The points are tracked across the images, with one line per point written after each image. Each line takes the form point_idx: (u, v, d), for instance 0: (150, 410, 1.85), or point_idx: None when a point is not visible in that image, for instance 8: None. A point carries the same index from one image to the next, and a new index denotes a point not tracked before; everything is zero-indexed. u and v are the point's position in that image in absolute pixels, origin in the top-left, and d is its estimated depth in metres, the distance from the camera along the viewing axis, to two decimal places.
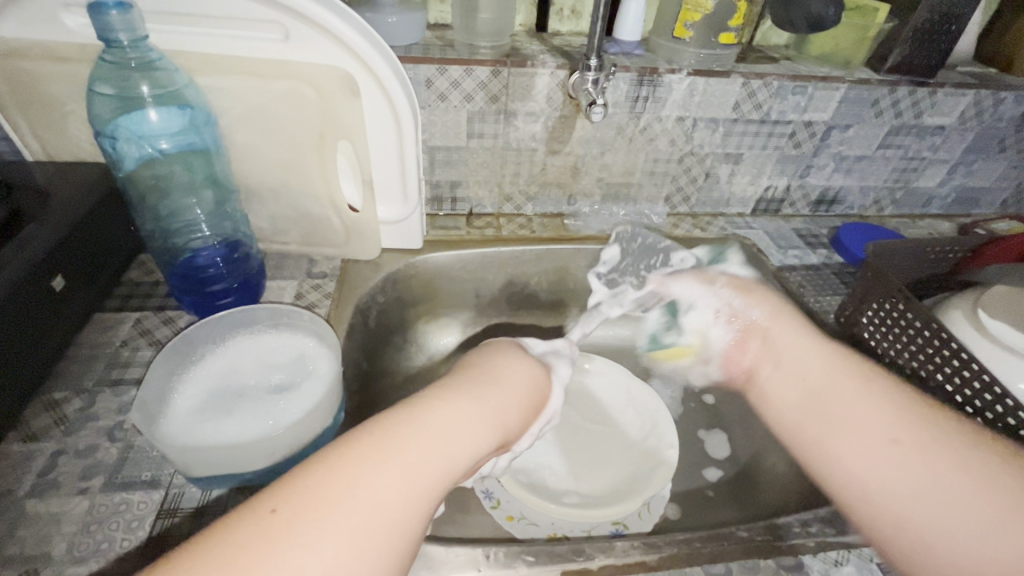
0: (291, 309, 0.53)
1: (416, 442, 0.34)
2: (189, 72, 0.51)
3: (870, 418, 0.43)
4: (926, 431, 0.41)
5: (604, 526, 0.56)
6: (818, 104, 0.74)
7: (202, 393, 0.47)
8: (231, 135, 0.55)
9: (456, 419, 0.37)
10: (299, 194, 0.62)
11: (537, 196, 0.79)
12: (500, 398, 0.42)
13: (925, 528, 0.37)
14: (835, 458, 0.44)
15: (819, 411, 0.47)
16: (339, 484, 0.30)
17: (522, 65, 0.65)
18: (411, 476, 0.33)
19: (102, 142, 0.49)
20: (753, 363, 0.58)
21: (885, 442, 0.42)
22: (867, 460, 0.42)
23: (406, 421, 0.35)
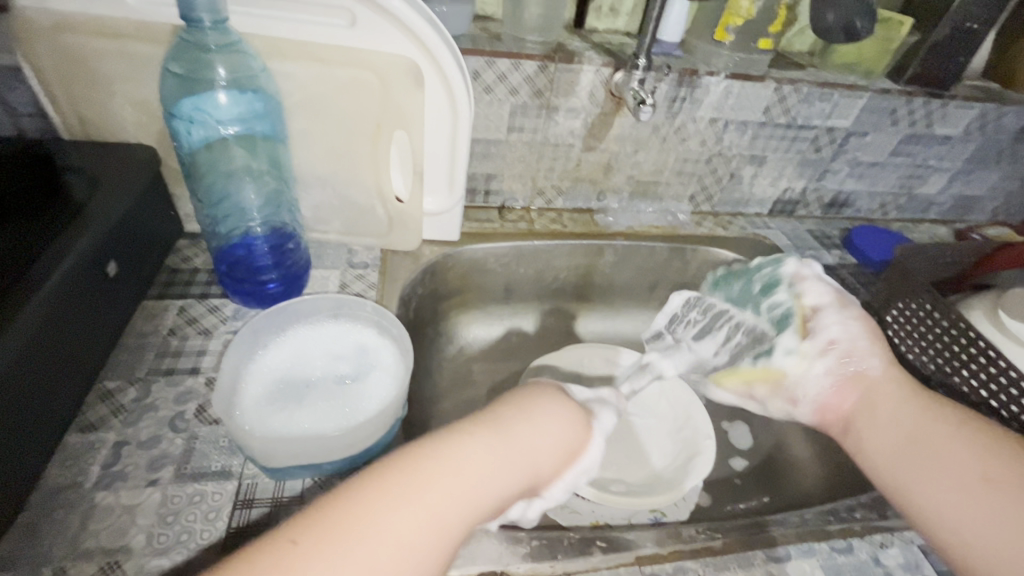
0: (353, 301, 0.53)
1: (406, 498, 0.31)
2: (262, 56, 0.50)
3: (969, 457, 0.42)
4: (1018, 481, 0.40)
5: (643, 513, 0.58)
6: (841, 111, 0.77)
7: (271, 383, 0.46)
8: (287, 121, 0.54)
9: (449, 468, 0.33)
10: (348, 182, 0.61)
11: (568, 191, 0.80)
12: (513, 451, 0.36)
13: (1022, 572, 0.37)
14: (923, 499, 0.42)
15: (906, 464, 0.44)
16: (316, 547, 0.28)
17: (569, 61, 0.66)
18: (398, 542, 0.29)
19: (167, 123, 0.48)
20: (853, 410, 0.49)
21: (980, 486, 0.40)
22: (962, 505, 0.40)
23: (402, 473, 0.32)
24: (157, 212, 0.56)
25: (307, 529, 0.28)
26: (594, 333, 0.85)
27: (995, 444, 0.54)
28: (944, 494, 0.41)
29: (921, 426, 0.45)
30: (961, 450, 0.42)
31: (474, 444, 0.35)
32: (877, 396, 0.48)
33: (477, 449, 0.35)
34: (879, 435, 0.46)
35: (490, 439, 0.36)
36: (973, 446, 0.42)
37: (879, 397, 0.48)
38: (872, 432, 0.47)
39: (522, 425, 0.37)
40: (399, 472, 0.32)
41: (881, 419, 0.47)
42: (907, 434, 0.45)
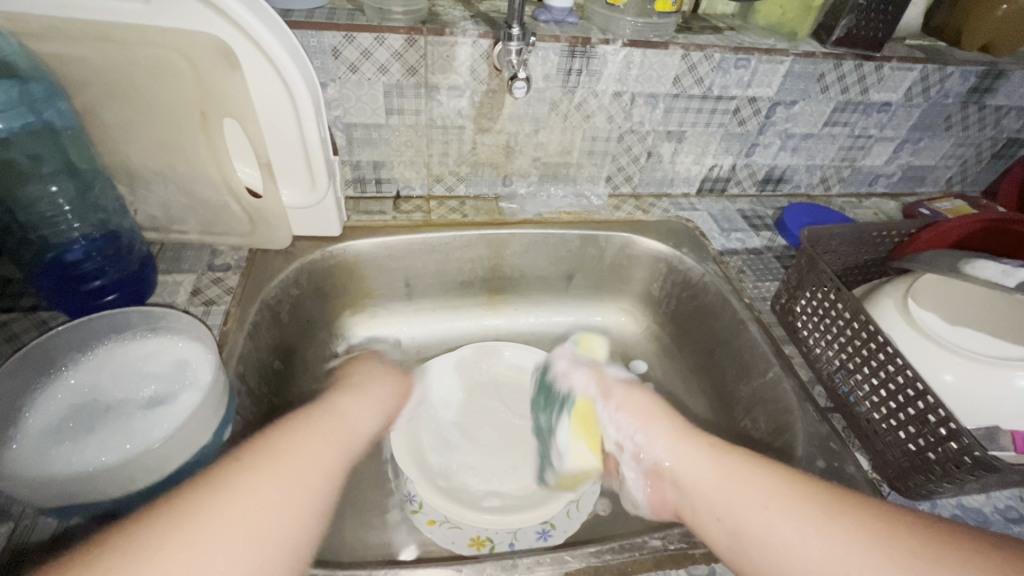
0: (169, 312, 0.47)
1: (279, 478, 0.39)
2: (20, 37, 0.43)
3: (771, 490, 0.41)
4: (830, 512, 0.38)
5: (531, 528, 0.55)
6: (761, 79, 0.70)
7: (59, 413, 0.41)
8: (95, 111, 0.49)
9: (310, 451, 0.43)
10: (189, 178, 0.55)
11: (469, 176, 0.74)
12: (342, 431, 0.48)
13: None
14: (755, 539, 0.40)
15: (733, 496, 0.43)
16: (209, 524, 0.33)
17: (440, 33, 0.59)
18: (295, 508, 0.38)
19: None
20: (673, 494, 0.48)
21: (812, 519, 0.38)
22: (791, 544, 0.38)
23: (271, 463, 0.40)
24: None
25: (183, 508, 0.34)
26: (508, 328, 0.80)
27: (893, 447, 0.49)
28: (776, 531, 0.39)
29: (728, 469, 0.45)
30: (781, 489, 0.41)
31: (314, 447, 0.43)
32: (664, 433, 0.51)
33: (316, 443, 0.44)
34: (695, 487, 0.46)
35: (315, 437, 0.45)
36: (784, 486, 0.41)
37: (679, 451, 0.49)
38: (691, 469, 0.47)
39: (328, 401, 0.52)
40: (269, 465, 0.39)
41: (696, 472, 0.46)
42: (718, 472, 0.45)
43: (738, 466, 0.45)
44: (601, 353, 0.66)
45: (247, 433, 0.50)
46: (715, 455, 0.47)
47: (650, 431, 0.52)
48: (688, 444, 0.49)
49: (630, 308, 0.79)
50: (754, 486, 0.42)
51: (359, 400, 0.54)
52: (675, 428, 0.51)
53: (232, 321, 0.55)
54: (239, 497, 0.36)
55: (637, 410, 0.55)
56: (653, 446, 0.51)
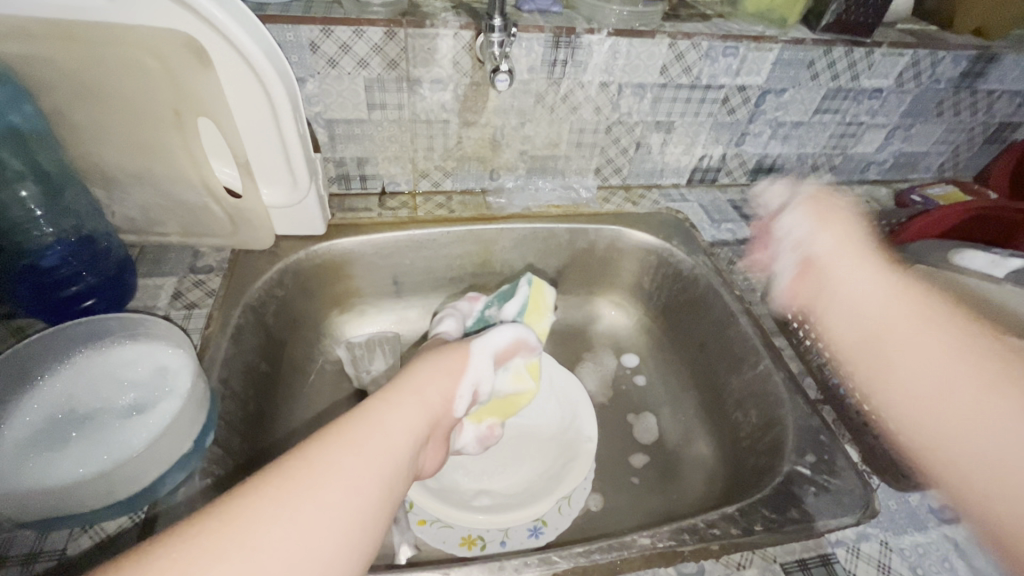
0: (146, 317, 0.47)
1: (346, 457, 0.37)
2: None
3: (954, 342, 0.49)
4: (1001, 363, 0.47)
5: (522, 526, 0.55)
6: (750, 67, 0.69)
7: (35, 423, 0.41)
8: (64, 112, 0.47)
9: (353, 450, 0.37)
10: (166, 180, 0.54)
11: (455, 171, 0.73)
12: (401, 417, 0.42)
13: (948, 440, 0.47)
14: (903, 382, 0.51)
15: (902, 308, 0.54)
16: (234, 537, 0.30)
17: (420, 26, 0.58)
18: (333, 513, 0.33)
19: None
20: (818, 291, 0.60)
21: (958, 347, 0.49)
22: (926, 375, 0.50)
23: (303, 468, 0.35)
24: None
25: (232, 515, 0.31)
26: None
27: None
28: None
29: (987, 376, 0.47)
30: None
31: (358, 448, 0.37)
32: (838, 233, 0.63)
33: (364, 442, 0.38)
34: (854, 284, 0.58)
35: (364, 439, 0.39)
36: (948, 319, 0.51)
37: (858, 269, 0.59)
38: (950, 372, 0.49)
39: (429, 374, 0.48)
40: (300, 471, 0.35)
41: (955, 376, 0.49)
42: (884, 287, 0.56)
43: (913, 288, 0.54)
44: (544, 305, 0.68)
45: (231, 438, 0.50)
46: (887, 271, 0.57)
47: (826, 231, 0.63)
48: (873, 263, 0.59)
49: (621, 302, 0.79)
50: (916, 304, 0.53)
51: (452, 370, 0.50)
52: (859, 249, 0.61)
53: (214, 325, 0.54)
54: (262, 508, 0.32)
55: (844, 318, 0.58)
56: (818, 240, 0.63)
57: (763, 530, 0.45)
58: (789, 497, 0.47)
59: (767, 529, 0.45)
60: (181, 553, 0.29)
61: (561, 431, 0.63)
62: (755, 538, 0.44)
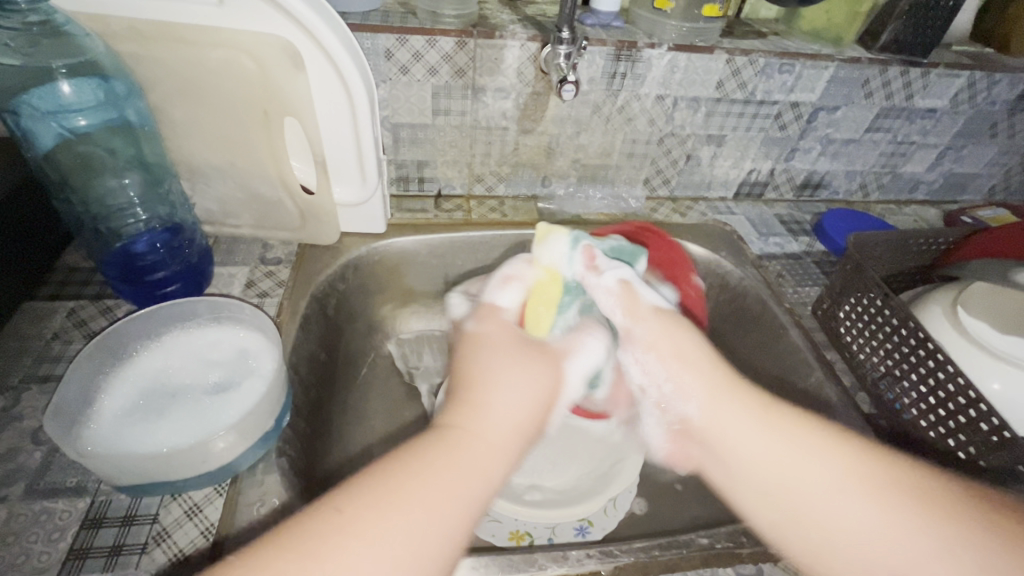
0: (232, 303, 0.50)
1: (441, 473, 0.34)
2: (104, 37, 0.46)
3: (892, 506, 0.35)
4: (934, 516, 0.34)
5: (569, 524, 0.56)
6: (805, 84, 0.70)
7: (131, 394, 0.43)
8: (165, 110, 0.51)
9: (435, 463, 0.35)
10: (246, 175, 0.57)
11: (509, 176, 0.75)
12: (492, 430, 0.39)
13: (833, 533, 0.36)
14: (814, 517, 0.37)
15: (799, 463, 0.39)
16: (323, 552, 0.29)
17: (490, 37, 0.60)
18: (416, 526, 0.32)
19: (6, 119, 0.45)
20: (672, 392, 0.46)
21: (881, 495, 0.36)
22: (851, 523, 0.36)
23: (390, 478, 0.33)
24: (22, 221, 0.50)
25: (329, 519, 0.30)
26: None
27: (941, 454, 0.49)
28: (816, 521, 0.37)
29: (773, 422, 0.41)
30: (843, 475, 0.37)
31: (440, 459, 0.35)
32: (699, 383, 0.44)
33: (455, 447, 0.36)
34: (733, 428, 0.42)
35: (459, 456, 0.36)
36: (831, 444, 0.39)
37: (721, 411, 0.43)
38: (730, 452, 0.41)
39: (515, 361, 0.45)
40: (394, 485, 0.33)
41: (723, 425, 0.42)
42: (781, 445, 0.40)
43: (802, 424, 0.40)
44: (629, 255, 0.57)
45: (299, 422, 0.52)
46: (772, 436, 0.40)
47: (687, 378, 0.45)
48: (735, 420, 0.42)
49: None
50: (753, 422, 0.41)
51: (524, 377, 0.44)
52: (712, 380, 0.44)
53: (286, 313, 0.56)
54: (363, 518, 0.31)
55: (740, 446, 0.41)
56: (685, 403, 0.45)
57: None
58: None
59: None
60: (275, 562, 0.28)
61: (610, 433, 0.64)
62: None
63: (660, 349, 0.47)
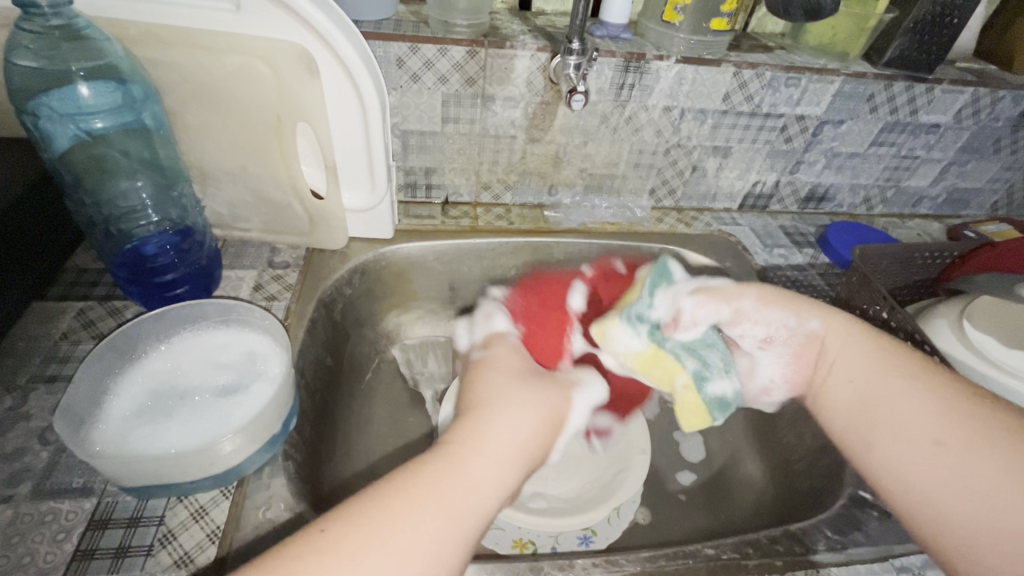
0: (242, 305, 0.50)
1: (431, 507, 0.32)
2: (123, 42, 0.47)
3: (966, 435, 0.38)
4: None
5: (572, 534, 0.56)
6: (811, 98, 0.71)
7: (140, 395, 0.44)
8: (180, 113, 0.52)
9: (427, 501, 0.32)
10: (258, 179, 0.58)
11: (516, 184, 0.76)
12: (486, 468, 0.36)
13: (907, 467, 0.40)
14: (890, 438, 0.42)
15: (886, 391, 0.44)
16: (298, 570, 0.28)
17: (500, 46, 0.61)
18: (401, 568, 0.30)
19: (25, 120, 0.45)
20: (819, 375, 0.49)
21: (969, 442, 0.38)
22: (908, 435, 0.41)
23: (377, 511, 0.32)
24: (35, 222, 0.50)
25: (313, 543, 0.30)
26: None
27: None
28: (893, 439, 0.42)
29: (879, 368, 0.45)
30: (935, 409, 0.41)
31: (423, 495, 0.33)
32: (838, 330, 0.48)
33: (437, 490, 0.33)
34: (840, 375, 0.47)
35: (447, 480, 0.34)
36: (943, 394, 0.41)
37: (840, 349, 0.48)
38: (829, 381, 0.48)
39: (515, 406, 0.40)
40: (379, 508, 0.32)
41: (832, 359, 0.48)
42: (871, 360, 0.46)
43: (910, 369, 0.44)
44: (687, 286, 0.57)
45: (304, 426, 0.52)
46: (873, 369, 0.45)
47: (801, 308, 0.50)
48: (846, 348, 0.47)
49: None
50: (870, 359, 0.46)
51: (532, 406, 0.42)
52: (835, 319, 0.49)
53: (292, 316, 0.56)
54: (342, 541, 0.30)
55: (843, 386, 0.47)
56: (802, 322, 0.50)
57: (826, 550, 0.45)
58: (851, 519, 0.47)
59: (830, 550, 0.45)
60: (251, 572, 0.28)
61: (614, 442, 0.64)
62: (818, 557, 0.44)
63: (774, 308, 0.51)
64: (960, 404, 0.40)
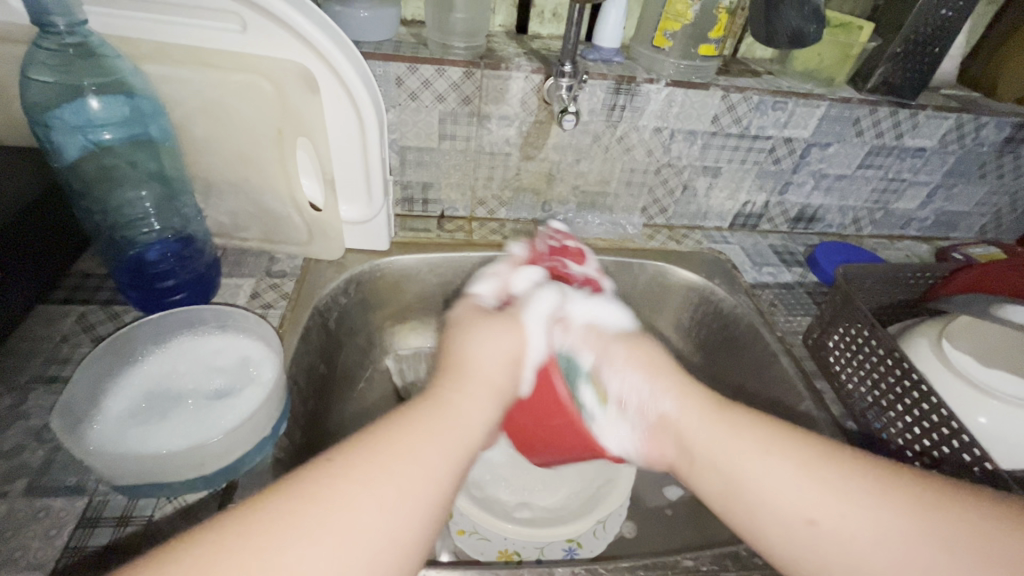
0: (237, 312, 0.51)
1: (419, 438, 0.36)
2: (134, 59, 0.49)
3: (820, 475, 0.38)
4: (912, 496, 0.36)
5: (557, 545, 0.55)
6: (798, 121, 0.73)
7: (135, 396, 0.45)
8: (183, 126, 0.54)
9: (417, 430, 0.36)
10: (258, 190, 0.59)
11: (510, 201, 0.78)
12: (476, 404, 0.41)
13: (793, 528, 0.38)
14: (763, 504, 0.39)
15: (738, 446, 0.42)
16: (313, 515, 0.30)
17: (496, 68, 0.64)
18: (411, 496, 0.33)
19: (38, 131, 0.47)
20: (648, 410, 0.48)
21: (835, 492, 0.37)
22: (812, 509, 0.37)
23: (380, 445, 0.34)
24: (44, 230, 0.52)
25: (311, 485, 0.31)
26: None
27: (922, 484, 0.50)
28: (768, 486, 0.40)
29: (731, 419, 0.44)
30: (805, 462, 0.39)
31: (431, 430, 0.37)
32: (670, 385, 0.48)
33: (464, 388, 0.42)
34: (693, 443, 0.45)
35: (434, 417, 0.38)
36: (794, 443, 0.41)
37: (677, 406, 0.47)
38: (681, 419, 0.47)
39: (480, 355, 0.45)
40: (375, 450, 0.34)
41: (688, 415, 0.46)
42: (718, 424, 0.44)
43: (738, 418, 0.44)
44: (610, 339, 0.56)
45: (295, 431, 0.53)
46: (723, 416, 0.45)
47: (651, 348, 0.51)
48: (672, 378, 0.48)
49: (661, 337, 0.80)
50: (719, 423, 0.44)
51: (502, 333, 0.48)
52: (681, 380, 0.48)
53: (287, 323, 0.58)
54: (337, 485, 0.32)
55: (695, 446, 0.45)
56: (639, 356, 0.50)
57: None
58: None
59: None
60: (243, 526, 0.29)
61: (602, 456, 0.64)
62: None
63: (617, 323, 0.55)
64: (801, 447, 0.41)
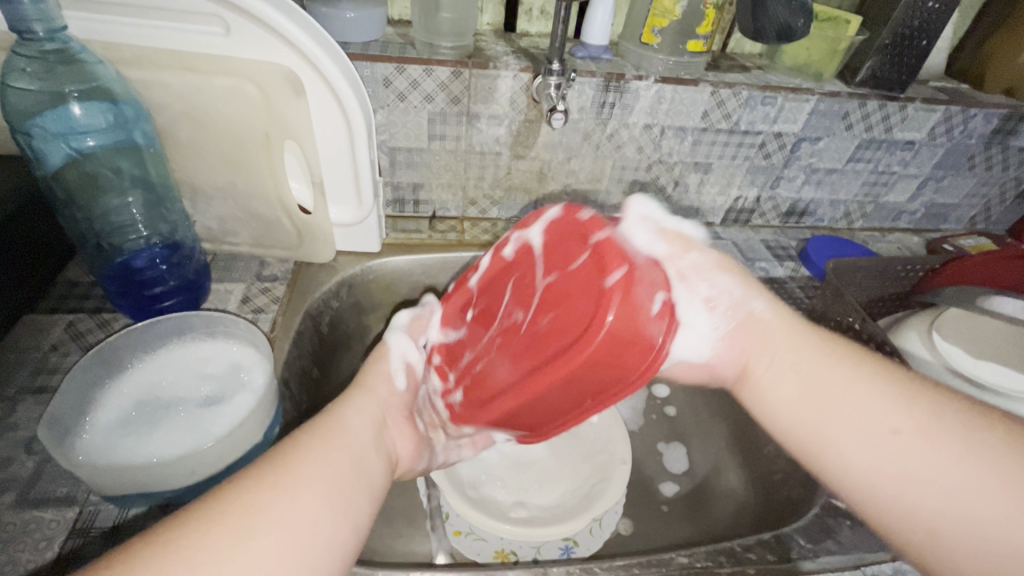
0: (227, 317, 0.51)
1: (327, 448, 0.38)
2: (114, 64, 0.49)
3: (920, 428, 0.37)
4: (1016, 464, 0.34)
5: (553, 544, 0.56)
6: (788, 116, 0.73)
7: (124, 405, 0.45)
8: (167, 131, 0.54)
9: (322, 442, 0.38)
10: (246, 194, 0.59)
11: (502, 200, 0.77)
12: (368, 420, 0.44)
13: (879, 473, 0.37)
14: (847, 440, 0.39)
15: (833, 383, 0.42)
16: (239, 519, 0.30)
17: (484, 67, 0.63)
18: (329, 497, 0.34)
19: (19, 140, 0.47)
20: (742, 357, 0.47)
21: (932, 447, 0.36)
22: (904, 461, 0.36)
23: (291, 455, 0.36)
24: (29, 239, 0.52)
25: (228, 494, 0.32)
26: None
27: None
28: (853, 425, 0.39)
29: (832, 365, 0.43)
30: (903, 417, 0.38)
31: (335, 441, 0.39)
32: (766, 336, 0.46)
33: (360, 398, 0.46)
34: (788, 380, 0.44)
35: (334, 430, 0.40)
36: (894, 395, 0.39)
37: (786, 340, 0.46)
38: (772, 386, 0.45)
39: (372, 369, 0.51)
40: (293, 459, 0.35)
41: (778, 357, 0.45)
42: (804, 367, 0.44)
43: (839, 365, 0.43)
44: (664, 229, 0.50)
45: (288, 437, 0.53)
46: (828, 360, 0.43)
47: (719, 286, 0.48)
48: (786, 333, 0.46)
49: None
50: (820, 369, 0.43)
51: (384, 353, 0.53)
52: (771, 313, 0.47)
53: (279, 328, 0.57)
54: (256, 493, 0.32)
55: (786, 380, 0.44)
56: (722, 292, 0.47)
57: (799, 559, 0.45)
58: (823, 526, 0.48)
59: (803, 558, 0.45)
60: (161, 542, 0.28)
61: (598, 454, 0.64)
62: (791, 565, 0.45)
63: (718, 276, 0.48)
64: (911, 401, 0.39)
